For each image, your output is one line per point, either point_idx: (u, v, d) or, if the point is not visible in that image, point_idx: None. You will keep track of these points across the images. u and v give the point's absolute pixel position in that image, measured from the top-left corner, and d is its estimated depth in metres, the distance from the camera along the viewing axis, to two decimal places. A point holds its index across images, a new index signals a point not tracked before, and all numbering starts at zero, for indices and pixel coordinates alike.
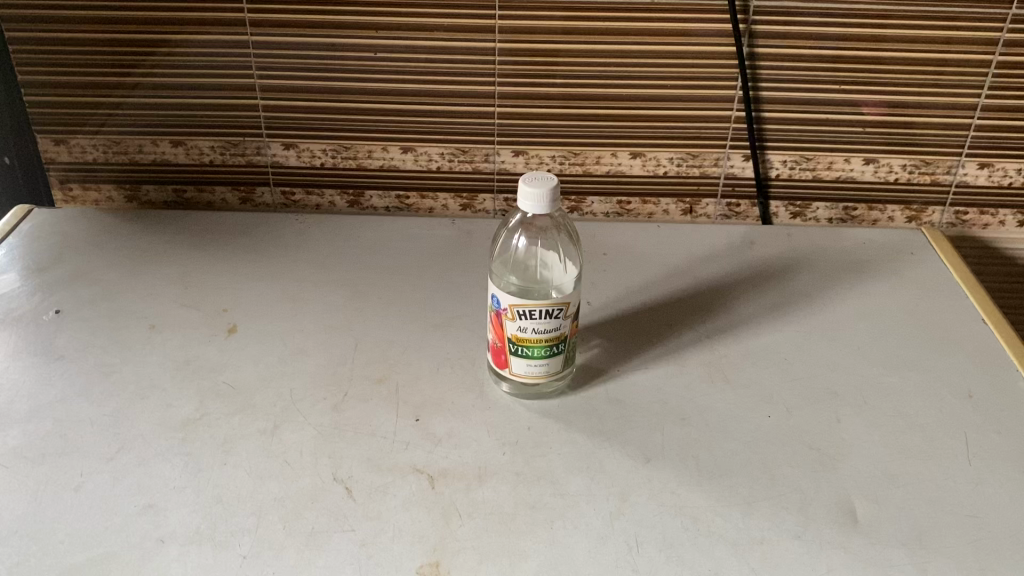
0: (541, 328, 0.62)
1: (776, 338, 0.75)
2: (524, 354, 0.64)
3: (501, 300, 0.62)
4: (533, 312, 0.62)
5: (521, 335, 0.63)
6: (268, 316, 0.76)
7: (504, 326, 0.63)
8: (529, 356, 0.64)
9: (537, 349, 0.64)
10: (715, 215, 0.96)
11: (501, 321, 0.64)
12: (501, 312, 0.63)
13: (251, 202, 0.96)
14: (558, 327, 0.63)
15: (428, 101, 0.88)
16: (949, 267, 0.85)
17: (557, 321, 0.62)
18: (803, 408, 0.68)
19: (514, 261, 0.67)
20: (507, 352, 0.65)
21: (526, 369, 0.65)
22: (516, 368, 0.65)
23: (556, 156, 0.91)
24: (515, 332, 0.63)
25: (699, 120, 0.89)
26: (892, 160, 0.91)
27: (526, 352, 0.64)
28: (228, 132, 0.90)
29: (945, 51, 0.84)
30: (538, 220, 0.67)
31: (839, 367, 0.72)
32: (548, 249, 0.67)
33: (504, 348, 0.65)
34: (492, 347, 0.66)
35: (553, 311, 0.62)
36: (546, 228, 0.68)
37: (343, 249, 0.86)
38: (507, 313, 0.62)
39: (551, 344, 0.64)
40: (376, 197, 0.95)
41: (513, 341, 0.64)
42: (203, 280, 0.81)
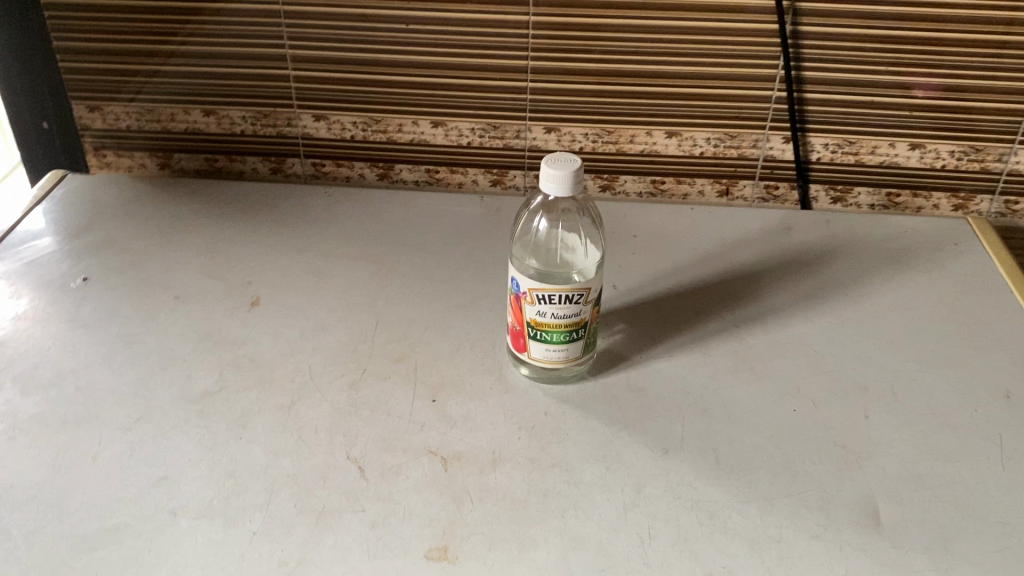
0: (560, 313, 0.61)
1: (806, 328, 0.72)
2: (543, 339, 0.63)
3: (520, 283, 0.61)
4: (553, 297, 0.61)
5: (540, 320, 0.62)
6: (292, 290, 0.76)
7: (523, 309, 0.62)
8: (548, 342, 0.63)
9: (555, 334, 0.63)
10: (752, 197, 0.93)
11: (520, 304, 0.63)
12: (521, 296, 0.62)
13: (282, 172, 0.95)
14: (579, 313, 0.62)
15: (460, 75, 0.86)
16: (994, 259, 0.81)
17: (577, 307, 0.61)
18: (830, 403, 0.66)
19: (535, 243, 0.65)
20: (526, 336, 0.64)
21: (545, 354, 0.64)
22: (534, 353, 0.64)
23: (589, 134, 0.90)
24: (534, 316, 0.62)
25: (738, 100, 0.86)
26: (940, 146, 0.87)
27: (545, 337, 0.63)
28: (259, 101, 0.90)
29: (1002, 32, 0.80)
30: (558, 202, 0.65)
31: (870, 361, 0.69)
32: (569, 231, 0.65)
33: (522, 333, 0.64)
34: (510, 330, 0.65)
35: (573, 297, 0.61)
36: (568, 210, 0.65)
37: (371, 223, 0.85)
38: (526, 297, 0.61)
39: (571, 330, 0.63)
40: (405, 170, 0.94)
41: (532, 325, 0.63)
42: (230, 251, 0.81)
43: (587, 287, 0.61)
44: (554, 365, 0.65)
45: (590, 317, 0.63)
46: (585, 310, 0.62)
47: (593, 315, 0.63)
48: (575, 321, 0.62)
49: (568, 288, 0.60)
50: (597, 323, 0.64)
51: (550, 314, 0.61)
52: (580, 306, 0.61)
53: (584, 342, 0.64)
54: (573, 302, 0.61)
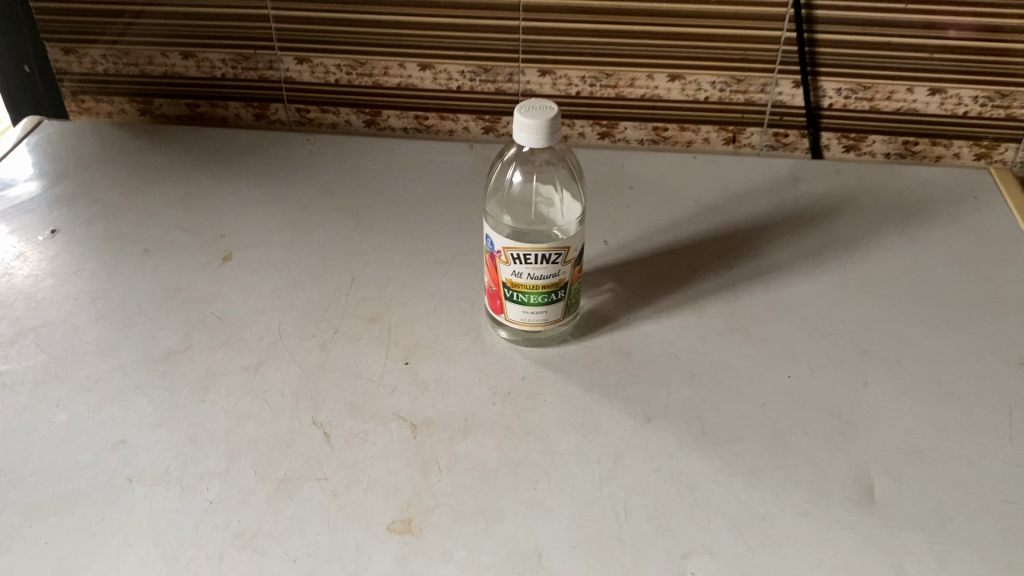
0: (537, 274, 0.58)
1: (807, 288, 0.68)
2: (520, 301, 0.60)
3: (494, 242, 0.58)
4: (528, 256, 0.57)
5: (516, 281, 0.59)
6: (266, 244, 0.72)
7: (498, 270, 0.59)
8: (525, 304, 0.60)
9: (533, 296, 0.59)
10: (761, 145, 0.88)
11: (495, 265, 0.59)
12: (495, 255, 0.58)
13: (266, 119, 0.91)
14: (557, 275, 0.58)
15: (448, 15, 0.81)
16: (1015, 212, 0.76)
17: (555, 268, 0.58)
18: (827, 369, 0.61)
19: (510, 198, 0.61)
20: (502, 297, 0.60)
21: (523, 317, 0.61)
22: (511, 315, 0.61)
23: (585, 77, 0.84)
24: (510, 277, 0.59)
25: (745, 41, 0.80)
26: (961, 91, 0.81)
27: (522, 299, 0.60)
28: (239, 44, 0.85)
29: None
30: (534, 155, 0.59)
31: (874, 324, 0.65)
32: (545, 185, 0.61)
33: (498, 294, 0.61)
34: (487, 291, 0.62)
35: (549, 256, 0.57)
36: (545, 163, 0.60)
37: (354, 173, 0.81)
38: (500, 257, 0.58)
39: (548, 292, 0.59)
40: (393, 117, 0.89)
41: (508, 286, 0.59)
42: (205, 202, 0.77)
43: (566, 248, 0.57)
44: (532, 327, 0.61)
45: (570, 279, 0.59)
46: (564, 271, 0.58)
47: (573, 276, 0.60)
48: (553, 282, 0.58)
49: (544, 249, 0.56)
50: (578, 284, 0.61)
51: (526, 275, 0.58)
52: (558, 266, 0.58)
53: (565, 304, 0.61)
54: (550, 263, 0.57)
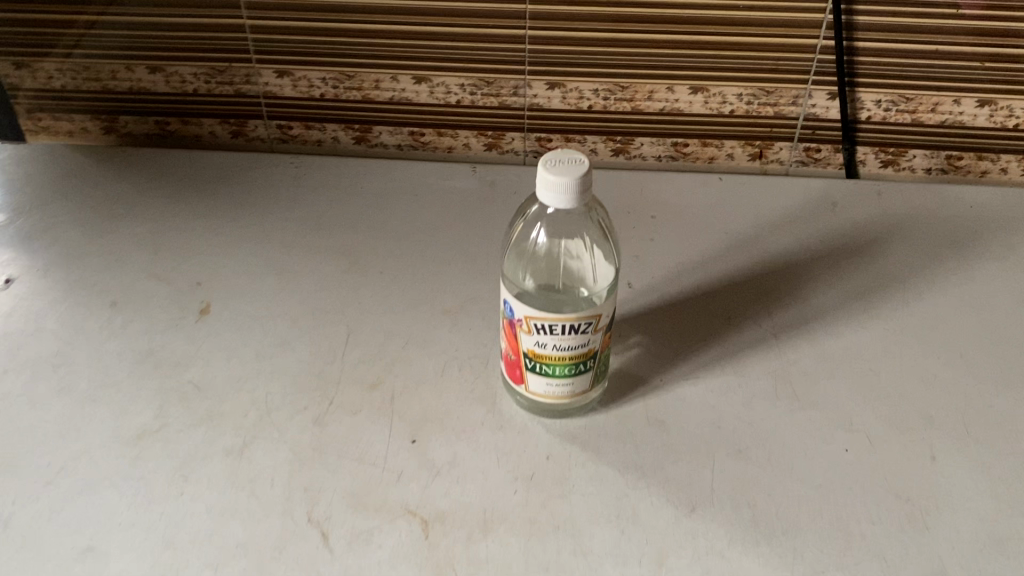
0: (564, 345, 0.50)
1: (858, 338, 0.61)
2: (543, 372, 0.52)
3: (514, 309, 0.50)
4: (553, 327, 0.49)
5: (539, 351, 0.51)
6: (249, 293, 0.64)
7: (518, 338, 0.51)
8: (549, 375, 0.52)
9: (558, 368, 0.52)
10: (789, 161, 0.80)
11: (514, 332, 0.51)
12: (515, 323, 0.51)
13: (244, 136, 0.82)
14: (587, 344, 0.50)
15: (446, 23, 0.73)
16: None
17: (585, 336, 0.50)
18: (889, 440, 0.55)
19: (532, 258, 0.53)
20: (523, 367, 0.53)
21: (546, 389, 0.53)
22: (533, 386, 0.53)
23: (599, 90, 0.76)
24: (532, 347, 0.51)
25: (777, 50, 0.72)
26: (1013, 102, 0.74)
27: (546, 370, 0.52)
28: (212, 56, 0.76)
29: None
30: (559, 212, 0.51)
31: (936, 382, 0.58)
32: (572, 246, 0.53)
33: (517, 363, 0.53)
34: (504, 358, 0.54)
35: (578, 326, 0.49)
36: (572, 219, 0.52)
37: (344, 203, 0.73)
38: (522, 325, 0.50)
39: (576, 363, 0.51)
40: (385, 133, 0.81)
41: (529, 356, 0.52)
42: (180, 242, 0.69)
43: (598, 315, 0.49)
44: (556, 400, 0.54)
45: (601, 346, 0.52)
46: (594, 340, 0.51)
47: (604, 343, 0.52)
48: (582, 352, 0.51)
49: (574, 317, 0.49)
50: (608, 351, 0.53)
51: (551, 345, 0.50)
52: (589, 335, 0.50)
53: (593, 374, 0.53)
54: (580, 332, 0.49)
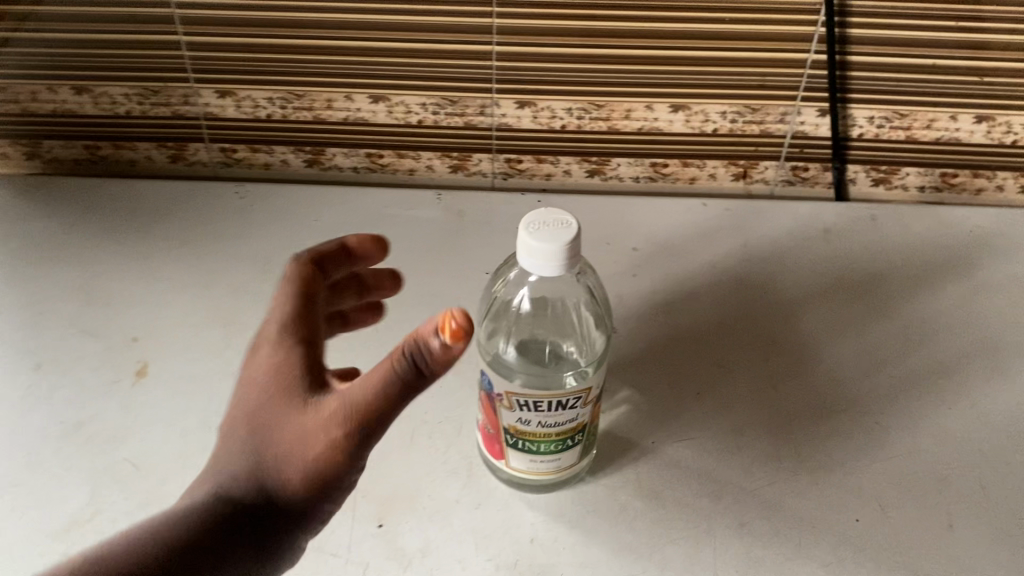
0: (551, 422, 0.44)
1: (860, 390, 0.56)
2: (526, 449, 0.47)
3: (493, 383, 0.44)
4: (538, 404, 0.43)
5: (521, 428, 0.45)
6: (193, 350, 0.58)
7: (497, 414, 0.45)
8: (533, 452, 0.47)
9: (543, 445, 0.46)
10: (775, 180, 0.75)
11: (493, 407, 0.45)
12: (494, 397, 0.45)
13: (184, 160, 0.75)
14: (576, 419, 0.45)
15: (404, 37, 0.66)
16: None
17: (574, 412, 0.44)
18: (902, 507, 0.50)
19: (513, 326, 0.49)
20: (502, 443, 0.47)
21: (529, 465, 0.48)
22: (515, 463, 0.48)
23: (572, 108, 0.70)
24: (514, 423, 0.45)
25: (764, 65, 0.67)
26: (1012, 118, 0.70)
27: (529, 446, 0.46)
28: (145, 75, 0.69)
29: None
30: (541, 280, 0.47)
31: (948, 439, 0.53)
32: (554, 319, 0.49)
33: (496, 438, 0.47)
34: (482, 431, 0.48)
35: (566, 402, 0.44)
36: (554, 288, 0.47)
37: (297, 238, 0.66)
38: (502, 401, 0.44)
39: (563, 439, 0.46)
40: (340, 155, 0.74)
41: (510, 432, 0.46)
42: (114, 289, 0.62)
43: (589, 389, 0.44)
44: (540, 475, 0.48)
45: (590, 418, 0.46)
46: (584, 413, 0.45)
47: (593, 414, 0.47)
48: (570, 427, 0.45)
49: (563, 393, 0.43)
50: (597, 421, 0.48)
51: (536, 422, 0.44)
52: (578, 410, 0.44)
53: (581, 447, 0.48)
54: (568, 408, 0.44)
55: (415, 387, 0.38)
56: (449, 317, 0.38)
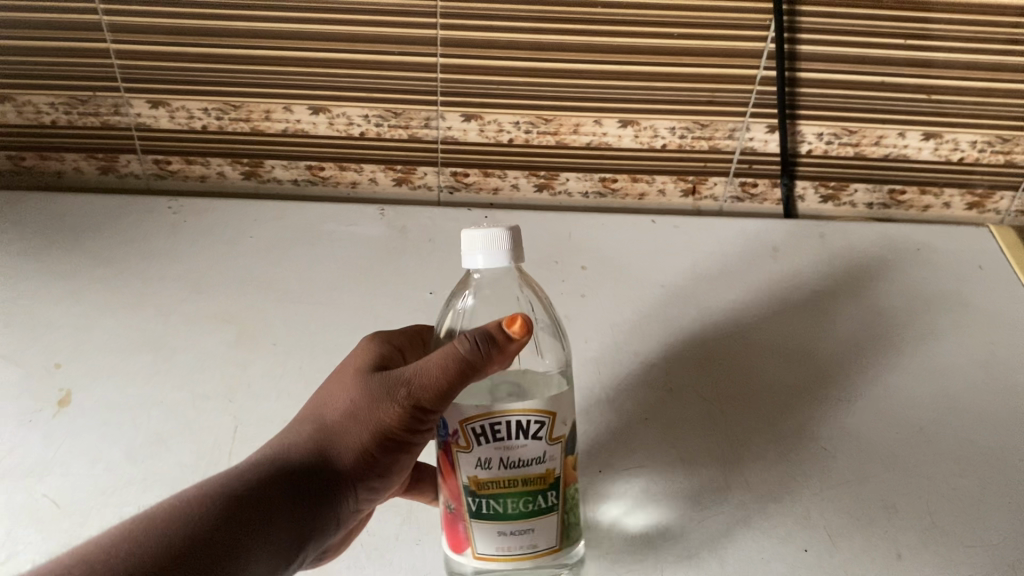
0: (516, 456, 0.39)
1: (811, 415, 0.56)
2: (495, 513, 0.40)
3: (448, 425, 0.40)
4: (498, 429, 0.39)
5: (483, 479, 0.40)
6: (119, 375, 0.55)
7: (455, 470, 0.40)
8: (502, 518, 0.40)
9: (511, 502, 0.40)
10: (724, 197, 0.73)
11: (450, 462, 0.40)
12: (449, 444, 0.40)
13: (115, 173, 0.71)
14: (544, 460, 0.40)
15: (346, 49, 0.65)
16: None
17: (541, 443, 0.39)
18: (850, 537, 0.49)
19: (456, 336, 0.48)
20: (467, 510, 0.41)
21: (499, 547, 0.41)
22: (485, 539, 0.41)
23: (519, 122, 0.68)
24: (475, 473, 0.40)
25: (713, 80, 0.66)
26: (960, 135, 0.70)
27: (497, 513, 0.40)
28: (73, 83, 0.66)
29: None
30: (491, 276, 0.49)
31: (897, 464, 0.53)
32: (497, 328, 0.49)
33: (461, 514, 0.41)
34: (445, 513, 0.42)
35: (530, 424, 0.39)
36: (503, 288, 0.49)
37: (231, 257, 0.64)
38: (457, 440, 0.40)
39: (533, 494, 0.40)
40: (278, 168, 0.71)
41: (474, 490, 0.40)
42: (34, 314, 0.59)
43: (551, 412, 0.39)
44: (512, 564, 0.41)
45: (564, 471, 0.41)
46: (555, 456, 0.40)
47: (564, 467, 0.41)
48: (539, 472, 0.40)
49: (521, 411, 0.38)
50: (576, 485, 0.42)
51: (497, 461, 0.39)
52: (543, 444, 0.39)
53: (560, 518, 0.42)
54: (530, 436, 0.39)
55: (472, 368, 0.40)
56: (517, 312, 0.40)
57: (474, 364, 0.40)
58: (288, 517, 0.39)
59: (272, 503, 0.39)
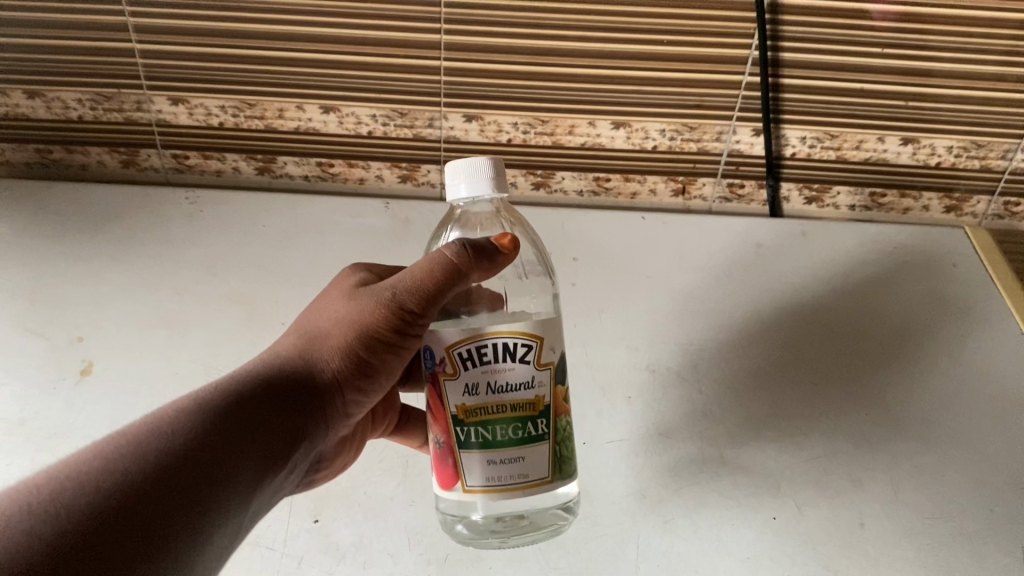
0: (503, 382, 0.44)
1: (785, 395, 0.60)
2: (483, 440, 0.44)
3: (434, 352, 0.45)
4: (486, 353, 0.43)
5: (471, 404, 0.44)
6: (138, 352, 0.61)
7: (443, 401, 0.45)
8: (490, 444, 0.44)
9: (498, 428, 0.44)
10: (713, 197, 0.77)
11: (438, 393, 0.45)
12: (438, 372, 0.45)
13: (135, 166, 0.75)
14: (532, 384, 0.44)
15: (356, 51, 0.69)
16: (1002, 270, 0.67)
17: (528, 368, 0.44)
18: (817, 505, 0.54)
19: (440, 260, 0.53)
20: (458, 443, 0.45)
21: (489, 477, 0.44)
22: (475, 469, 0.45)
23: (518, 123, 0.72)
24: (463, 401, 0.44)
25: (701, 85, 0.70)
26: (936, 141, 0.73)
27: (487, 440, 0.44)
28: (100, 80, 0.70)
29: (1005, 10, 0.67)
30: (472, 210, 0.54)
31: (862, 440, 0.57)
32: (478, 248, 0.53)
33: (450, 446, 0.45)
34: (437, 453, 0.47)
35: (518, 347, 0.43)
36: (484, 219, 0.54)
37: (242, 245, 0.67)
38: (446, 367, 0.44)
39: (521, 421, 0.44)
40: (291, 163, 0.75)
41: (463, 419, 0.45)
42: (61, 293, 0.63)
43: (539, 336, 0.44)
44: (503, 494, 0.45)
45: (551, 400, 0.45)
46: (542, 382, 0.45)
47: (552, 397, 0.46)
48: (527, 397, 0.44)
49: (511, 334, 0.43)
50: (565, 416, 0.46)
51: (485, 386, 0.44)
52: (530, 368, 0.44)
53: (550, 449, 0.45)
54: (519, 360, 0.43)
55: (455, 268, 0.45)
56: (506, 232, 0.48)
57: (460, 268, 0.45)
58: (273, 431, 0.42)
59: (258, 420, 0.42)
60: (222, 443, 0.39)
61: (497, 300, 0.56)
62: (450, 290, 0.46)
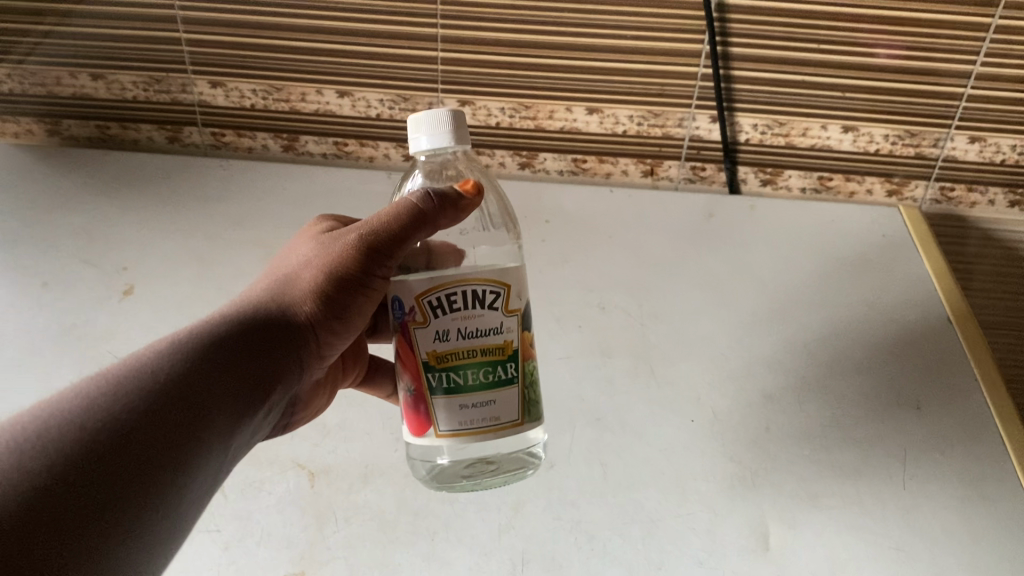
0: (472, 327, 0.48)
1: (716, 329, 0.69)
2: (455, 385, 0.49)
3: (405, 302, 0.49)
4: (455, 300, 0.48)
5: (442, 350, 0.49)
6: (173, 280, 0.72)
7: (414, 352, 0.49)
8: (461, 388, 0.49)
9: (468, 373, 0.49)
10: (678, 179, 0.87)
11: (409, 345, 0.49)
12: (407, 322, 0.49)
13: (180, 142, 0.88)
14: (500, 330, 0.49)
15: (366, 42, 0.81)
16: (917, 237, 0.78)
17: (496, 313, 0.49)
18: (730, 412, 0.64)
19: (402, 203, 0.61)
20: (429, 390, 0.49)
21: (461, 420, 0.49)
22: (446, 413, 0.49)
23: (504, 108, 0.84)
24: (433, 348, 0.49)
25: (662, 76, 0.81)
26: (873, 129, 0.83)
27: (458, 384, 0.49)
28: (152, 65, 0.84)
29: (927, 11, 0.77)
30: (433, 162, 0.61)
31: (778, 365, 0.67)
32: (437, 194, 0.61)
33: (422, 396, 0.50)
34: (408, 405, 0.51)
35: (484, 294, 0.48)
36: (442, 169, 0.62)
37: (265, 203, 0.79)
38: (415, 317, 0.48)
39: (491, 364, 0.49)
40: (311, 142, 0.87)
41: (433, 364, 0.49)
42: (113, 233, 0.76)
43: (504, 284, 0.48)
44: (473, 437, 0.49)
45: (518, 343, 0.50)
46: (510, 328, 0.50)
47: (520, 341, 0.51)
48: (496, 342, 0.49)
49: (480, 281, 0.48)
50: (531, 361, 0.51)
51: (455, 332, 0.48)
52: (498, 314, 0.49)
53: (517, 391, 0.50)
54: (487, 305, 0.48)
55: (420, 213, 0.52)
56: (471, 178, 0.56)
57: (426, 213, 0.52)
58: (242, 377, 0.45)
59: (217, 381, 0.44)
60: (190, 394, 0.41)
61: (459, 256, 0.65)
62: (415, 232, 0.52)
